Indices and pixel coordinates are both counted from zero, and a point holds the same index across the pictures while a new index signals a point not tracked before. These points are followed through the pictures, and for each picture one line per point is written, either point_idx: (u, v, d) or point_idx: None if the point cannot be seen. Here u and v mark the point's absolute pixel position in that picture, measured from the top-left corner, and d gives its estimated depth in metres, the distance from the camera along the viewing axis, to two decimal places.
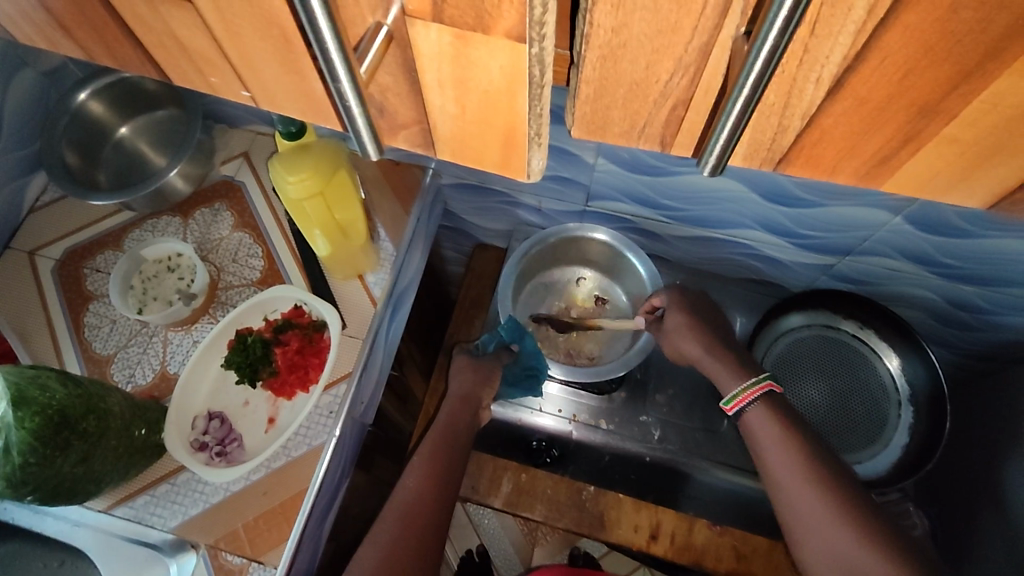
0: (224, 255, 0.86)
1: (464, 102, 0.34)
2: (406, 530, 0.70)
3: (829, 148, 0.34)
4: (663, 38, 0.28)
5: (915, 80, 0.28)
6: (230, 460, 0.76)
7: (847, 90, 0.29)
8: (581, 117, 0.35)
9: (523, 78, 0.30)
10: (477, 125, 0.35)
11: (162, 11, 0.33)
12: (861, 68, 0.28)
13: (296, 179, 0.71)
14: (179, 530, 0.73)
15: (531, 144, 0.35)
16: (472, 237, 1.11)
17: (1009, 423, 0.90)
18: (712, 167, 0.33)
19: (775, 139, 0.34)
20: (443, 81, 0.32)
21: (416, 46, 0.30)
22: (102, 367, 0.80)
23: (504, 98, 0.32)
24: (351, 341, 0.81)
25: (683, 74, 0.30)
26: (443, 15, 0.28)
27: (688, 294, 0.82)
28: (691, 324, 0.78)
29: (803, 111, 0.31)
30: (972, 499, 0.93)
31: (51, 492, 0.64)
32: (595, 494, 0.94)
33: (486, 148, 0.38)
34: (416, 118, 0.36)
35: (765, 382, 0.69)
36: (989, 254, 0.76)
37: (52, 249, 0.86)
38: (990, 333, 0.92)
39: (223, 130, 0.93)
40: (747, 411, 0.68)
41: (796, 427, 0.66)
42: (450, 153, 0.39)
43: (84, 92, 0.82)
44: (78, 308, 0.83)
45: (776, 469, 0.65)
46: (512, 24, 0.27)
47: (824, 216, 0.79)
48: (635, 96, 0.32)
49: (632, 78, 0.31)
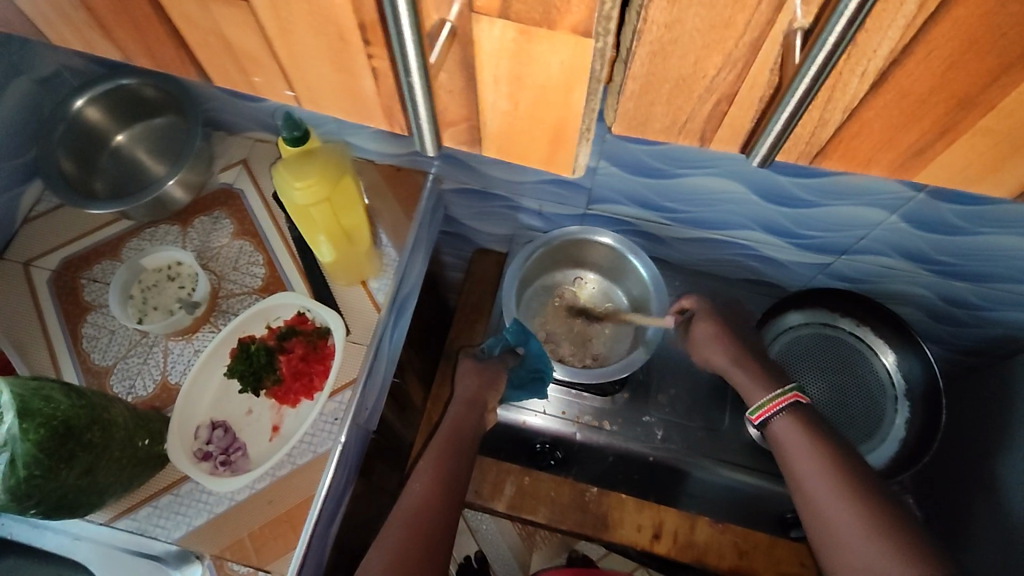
0: (224, 263, 0.86)
1: (518, 99, 0.37)
2: (413, 536, 0.69)
3: (865, 142, 0.38)
4: (717, 33, 0.31)
5: (958, 73, 0.32)
6: (234, 469, 0.75)
7: (890, 83, 0.33)
8: (623, 113, 0.39)
9: (582, 74, 0.33)
10: (527, 121, 0.39)
11: (213, 10, 0.35)
12: (907, 60, 0.31)
13: (303, 184, 0.70)
14: (182, 542, 0.72)
15: (580, 140, 0.39)
16: (472, 242, 1.11)
17: (1003, 417, 0.92)
18: (763, 159, 0.36)
19: (814, 132, 0.38)
20: (499, 78, 0.35)
21: (478, 43, 0.33)
22: (101, 378, 0.79)
23: (560, 92, 0.35)
24: (356, 348, 0.80)
25: (730, 69, 0.33)
26: (510, 11, 0.30)
27: (716, 305, 0.83)
28: (721, 334, 0.79)
29: (845, 104, 0.35)
30: (968, 492, 0.94)
31: (54, 505, 0.63)
32: (599, 494, 0.94)
33: (532, 147, 0.41)
34: (463, 114, 0.39)
35: (792, 393, 0.72)
36: (985, 250, 0.78)
37: (48, 260, 0.84)
38: (984, 329, 0.95)
39: (222, 138, 0.92)
40: (773, 421, 0.71)
41: (824, 437, 0.68)
42: (496, 150, 0.43)
43: (82, 99, 0.81)
44: (75, 319, 0.82)
45: (804, 479, 0.66)
46: (580, 19, 0.30)
47: (824, 216, 0.80)
48: (680, 91, 0.36)
49: (681, 72, 0.34)
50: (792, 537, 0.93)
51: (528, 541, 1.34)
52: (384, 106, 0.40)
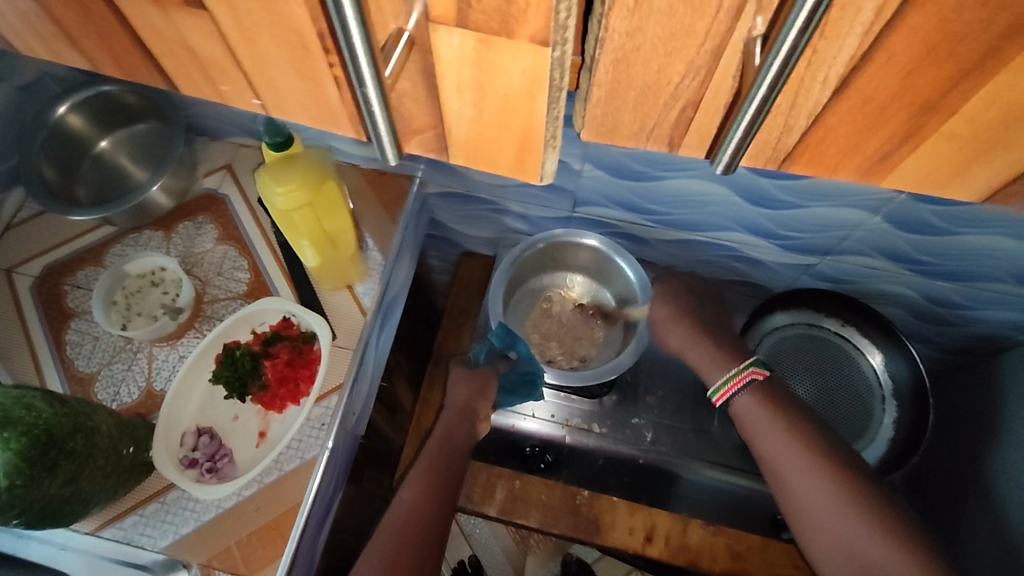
0: (209, 269, 0.85)
1: (483, 106, 0.36)
2: (404, 541, 0.70)
3: (833, 146, 0.38)
4: (678, 41, 0.31)
5: (917, 78, 0.32)
6: (221, 476, 0.75)
7: (851, 90, 0.33)
8: (591, 119, 0.39)
9: (543, 82, 0.33)
10: (493, 128, 0.38)
11: (176, 19, 0.35)
12: (866, 67, 0.32)
13: (284, 189, 0.71)
14: (169, 551, 0.72)
15: (545, 146, 0.39)
16: (458, 245, 1.11)
17: (991, 415, 0.93)
18: (725, 166, 0.37)
19: (780, 139, 0.38)
20: (462, 86, 0.35)
21: (438, 52, 0.33)
22: (85, 386, 0.78)
23: (524, 99, 0.35)
24: (342, 352, 0.80)
25: (694, 76, 0.33)
26: (468, 20, 0.30)
27: (675, 284, 0.86)
28: (676, 313, 0.83)
29: (809, 110, 0.35)
30: (958, 490, 0.95)
31: (38, 515, 0.62)
32: (590, 497, 0.94)
33: (501, 153, 0.41)
34: (431, 122, 0.39)
35: (749, 369, 0.73)
36: (966, 251, 0.79)
37: (31, 266, 0.83)
38: (968, 328, 0.95)
39: (204, 143, 0.91)
40: (735, 400, 0.71)
41: (785, 409, 0.69)
42: (464, 158, 0.42)
43: (63, 106, 0.80)
44: (58, 326, 0.81)
45: (770, 456, 0.68)
46: (537, 28, 0.30)
47: (806, 217, 0.81)
48: (646, 98, 0.36)
49: (647, 79, 0.34)
50: (784, 538, 0.92)
51: (522, 545, 1.35)
52: (352, 114, 0.39)
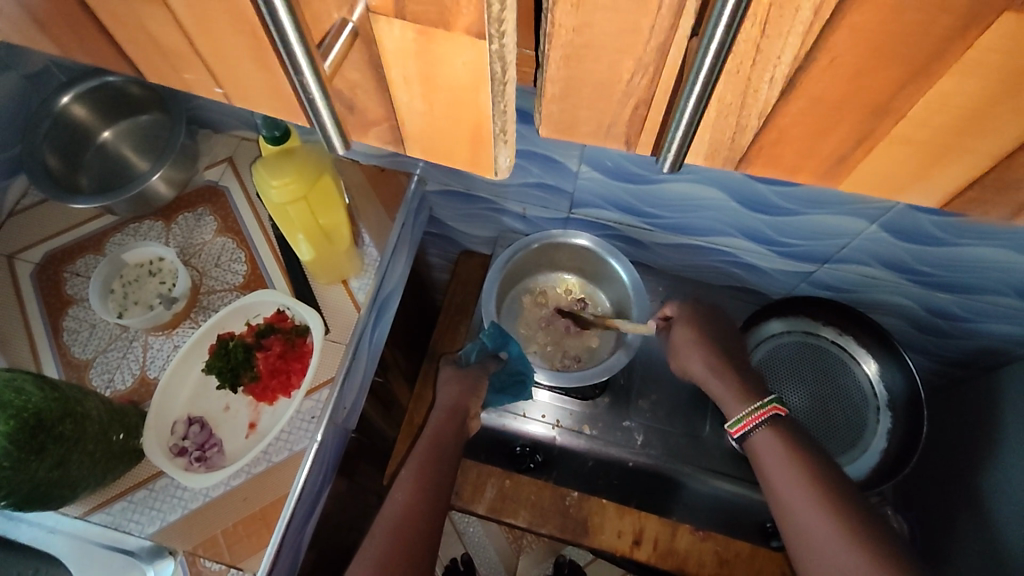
0: (207, 260, 0.86)
1: (432, 100, 0.33)
2: (396, 543, 0.68)
3: (788, 149, 0.33)
4: (625, 38, 0.27)
5: (867, 81, 0.28)
6: (209, 465, 0.76)
7: (798, 91, 0.29)
8: (547, 115, 0.34)
9: (486, 76, 0.30)
10: (446, 119, 0.34)
11: None
12: (811, 68, 0.27)
13: (279, 183, 0.71)
14: (156, 537, 0.73)
15: (495, 140, 0.34)
16: (457, 244, 1.12)
17: (986, 432, 0.92)
18: (673, 164, 0.33)
19: (734, 139, 0.33)
20: (409, 78, 0.32)
21: (382, 44, 0.30)
22: (81, 371, 0.79)
23: (469, 93, 0.31)
24: (334, 346, 0.81)
25: (643, 73, 0.29)
26: (405, 10, 0.28)
27: (701, 308, 0.83)
28: (700, 340, 0.79)
29: (759, 111, 0.30)
30: (950, 503, 0.94)
31: (26, 497, 0.63)
32: (579, 499, 0.94)
33: (454, 146, 0.36)
34: (384, 114, 0.35)
35: (771, 405, 0.72)
36: (965, 262, 0.78)
37: (32, 253, 0.85)
38: (967, 341, 0.94)
39: (208, 135, 0.93)
40: (752, 435, 0.71)
41: (802, 447, 0.69)
42: (421, 151, 0.38)
43: (67, 96, 0.81)
44: (57, 313, 0.82)
45: (782, 492, 0.67)
46: (471, 21, 0.27)
47: (803, 224, 0.80)
48: (599, 97, 0.32)
49: (597, 77, 0.30)
50: (773, 546, 0.92)
51: (515, 545, 1.36)
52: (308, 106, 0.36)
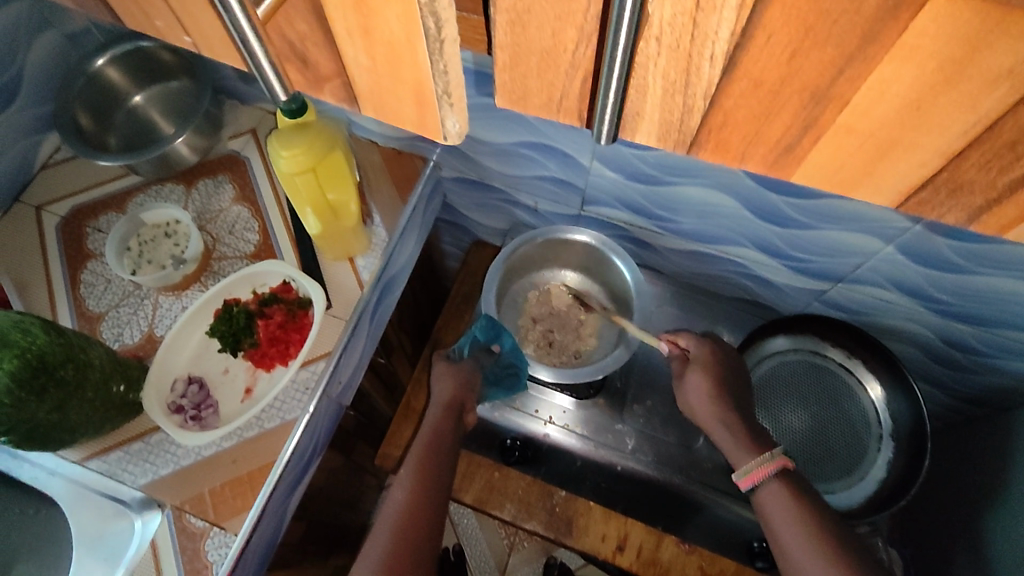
0: (222, 227, 0.88)
1: (375, 56, 0.33)
2: (401, 544, 0.67)
3: (734, 133, 0.33)
4: (562, 3, 0.27)
5: (803, 62, 0.27)
6: (203, 425, 0.77)
7: (740, 69, 0.28)
8: (501, 85, 0.34)
9: (420, 32, 0.30)
10: (389, 81, 0.34)
11: None
12: (748, 45, 0.27)
13: (289, 153, 0.71)
14: (147, 489, 0.75)
15: (440, 102, 0.35)
16: (469, 232, 1.12)
17: (996, 475, 0.88)
18: (606, 137, 0.34)
19: (683, 120, 0.33)
20: (351, 31, 0.32)
21: None
22: (93, 323, 0.82)
23: (408, 52, 0.31)
24: (334, 321, 0.82)
25: (588, 44, 0.29)
26: None
27: (717, 352, 0.81)
28: (713, 389, 0.77)
29: (704, 90, 0.30)
30: (952, 545, 0.91)
31: (25, 436, 0.66)
32: (566, 499, 0.99)
33: (401, 108, 0.36)
34: (335, 70, 0.36)
35: (780, 458, 0.70)
36: (983, 292, 0.75)
37: (58, 206, 0.88)
38: (983, 377, 0.90)
39: (234, 106, 0.95)
40: (759, 487, 0.70)
41: (809, 503, 0.67)
42: (373, 112, 0.38)
43: (102, 58, 0.85)
44: (76, 265, 0.85)
45: (788, 547, 0.65)
46: None
47: (816, 239, 0.78)
48: (547, 65, 0.31)
49: (542, 44, 0.30)
50: (757, 565, 0.92)
51: (508, 542, 1.36)
52: None
